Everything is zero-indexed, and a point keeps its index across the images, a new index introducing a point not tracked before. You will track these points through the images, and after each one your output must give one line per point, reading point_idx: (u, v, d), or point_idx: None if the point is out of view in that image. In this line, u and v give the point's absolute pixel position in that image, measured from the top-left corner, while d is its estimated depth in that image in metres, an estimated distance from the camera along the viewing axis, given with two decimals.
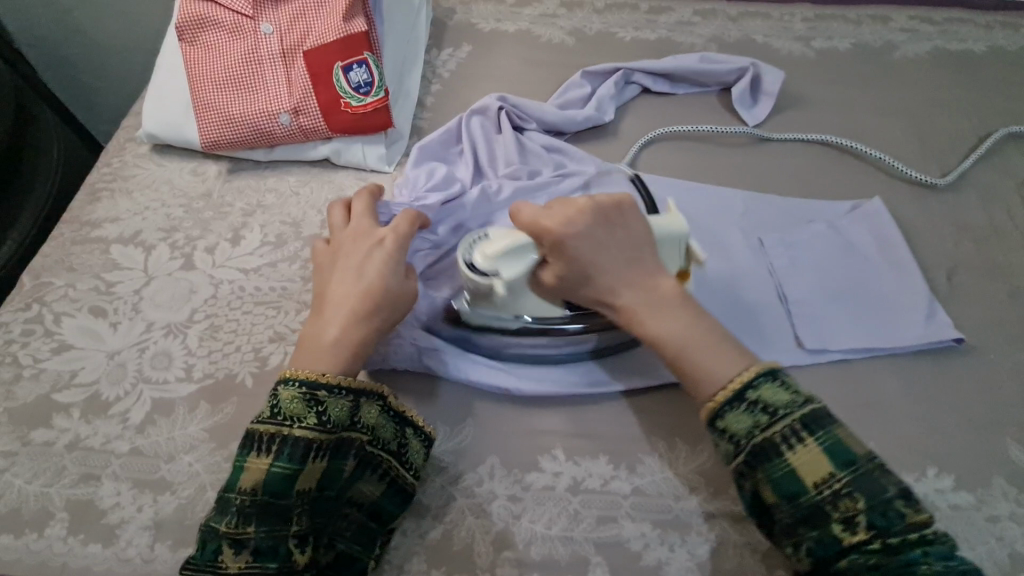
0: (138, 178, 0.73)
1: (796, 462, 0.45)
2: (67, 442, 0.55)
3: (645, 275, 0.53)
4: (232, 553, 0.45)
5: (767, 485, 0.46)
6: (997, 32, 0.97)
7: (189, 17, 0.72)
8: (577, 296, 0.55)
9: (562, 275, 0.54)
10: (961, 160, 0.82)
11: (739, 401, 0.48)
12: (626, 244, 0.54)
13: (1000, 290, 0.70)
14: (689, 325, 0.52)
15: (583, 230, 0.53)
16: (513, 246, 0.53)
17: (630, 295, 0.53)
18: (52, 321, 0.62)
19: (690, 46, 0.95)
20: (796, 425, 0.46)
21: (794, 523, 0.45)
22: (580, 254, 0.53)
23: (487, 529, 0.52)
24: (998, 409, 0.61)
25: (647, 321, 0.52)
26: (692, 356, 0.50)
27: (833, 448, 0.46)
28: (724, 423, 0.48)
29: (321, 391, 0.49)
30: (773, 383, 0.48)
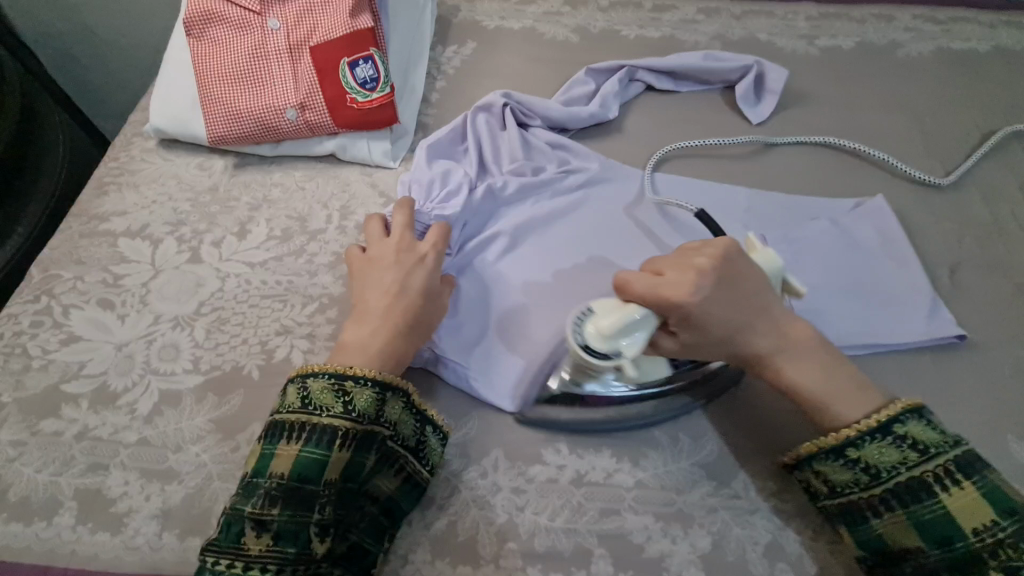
0: (145, 172, 0.74)
1: (954, 506, 0.45)
2: (75, 432, 0.55)
3: (772, 325, 0.52)
4: (255, 535, 0.46)
5: (910, 525, 0.45)
6: (1001, 31, 0.97)
7: (196, 12, 0.73)
8: (708, 355, 0.53)
9: (689, 340, 0.51)
10: (964, 158, 0.82)
11: (887, 435, 0.47)
12: (748, 301, 0.51)
13: (1002, 288, 0.70)
14: (824, 375, 0.51)
15: (713, 294, 0.50)
16: (624, 324, 0.50)
17: (762, 346, 0.51)
18: (60, 313, 0.62)
19: (694, 44, 0.95)
20: (952, 466, 0.45)
21: (941, 568, 0.44)
22: (715, 318, 0.50)
23: (491, 520, 0.53)
24: (1000, 405, 0.61)
25: (786, 372, 0.51)
26: (836, 408, 0.49)
27: (991, 493, 0.45)
28: (861, 453, 0.48)
29: (348, 382, 0.50)
30: (922, 424, 0.47)
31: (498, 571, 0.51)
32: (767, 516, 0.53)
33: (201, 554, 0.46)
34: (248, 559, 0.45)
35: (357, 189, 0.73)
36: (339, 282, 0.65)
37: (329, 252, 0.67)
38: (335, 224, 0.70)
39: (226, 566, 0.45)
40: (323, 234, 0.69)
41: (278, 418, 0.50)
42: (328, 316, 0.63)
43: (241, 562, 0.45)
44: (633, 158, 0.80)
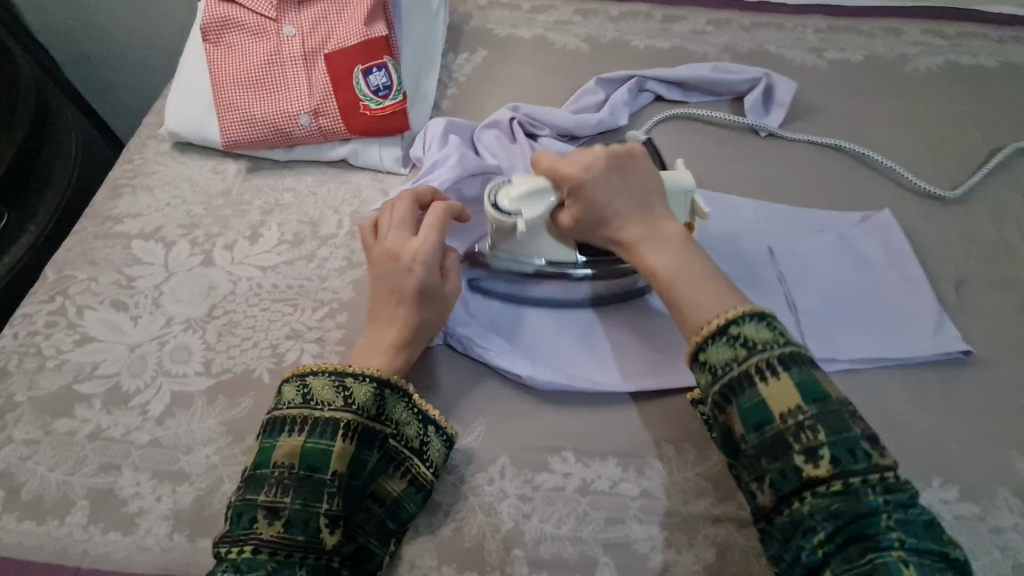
0: (159, 175, 0.75)
1: (768, 394, 0.45)
2: (89, 431, 0.56)
3: (650, 217, 0.55)
4: (267, 521, 0.46)
5: (738, 417, 0.46)
6: (1009, 46, 0.98)
7: (213, 18, 0.74)
8: (590, 237, 0.58)
9: (581, 217, 0.57)
10: (971, 173, 0.83)
11: (721, 335, 0.48)
12: (638, 187, 0.56)
13: (1007, 303, 0.70)
14: (680, 260, 0.53)
15: (600, 174, 0.55)
16: (531, 188, 0.57)
17: (627, 235, 0.55)
18: (74, 313, 0.63)
19: (703, 55, 0.96)
20: (774, 360, 0.46)
21: (757, 453, 0.45)
22: (591, 194, 0.55)
23: (497, 527, 0.53)
24: (1004, 421, 0.62)
25: (646, 256, 0.54)
26: (681, 288, 0.51)
27: (806, 384, 0.45)
28: (705, 356, 0.48)
29: (349, 377, 0.51)
30: (758, 324, 0.48)
31: None
32: None
33: (216, 544, 0.47)
34: (259, 544, 0.46)
35: (368, 195, 0.74)
36: (350, 286, 0.66)
37: (340, 257, 0.68)
38: (345, 229, 0.71)
39: (239, 552, 0.45)
40: (334, 238, 0.70)
41: (280, 413, 0.50)
42: (338, 320, 0.63)
43: (251, 547, 0.45)
44: None
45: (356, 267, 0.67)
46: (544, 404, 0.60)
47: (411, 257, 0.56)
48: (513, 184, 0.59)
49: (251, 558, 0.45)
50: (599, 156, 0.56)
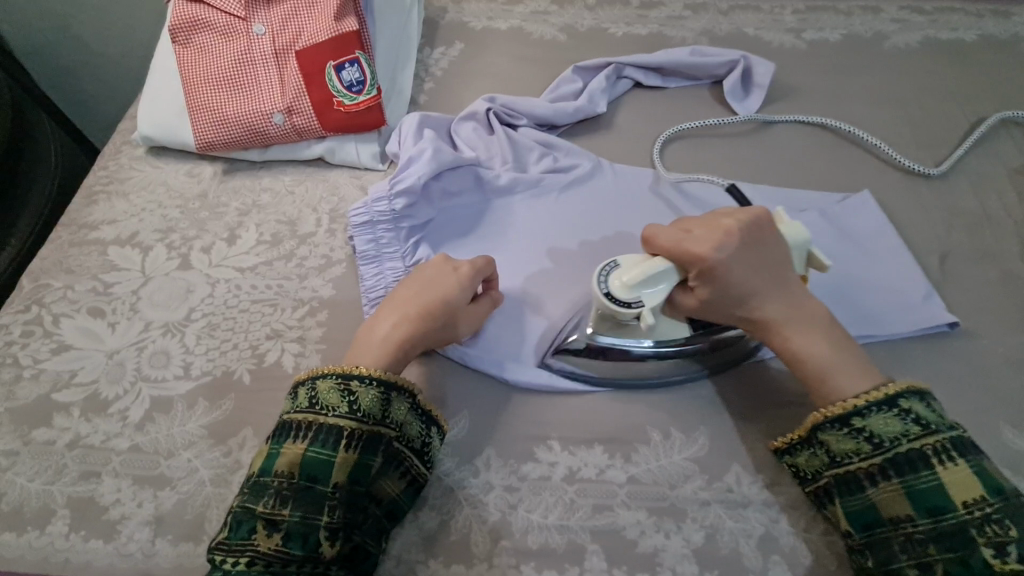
0: (133, 180, 0.74)
1: (946, 478, 0.46)
2: (68, 440, 0.55)
3: (792, 292, 0.54)
4: (265, 534, 0.46)
5: (903, 496, 0.47)
6: (988, 20, 0.97)
7: (181, 19, 0.73)
8: (717, 313, 0.55)
9: (706, 295, 0.54)
10: (953, 147, 0.83)
11: (889, 406, 0.49)
12: (771, 262, 0.53)
13: (992, 276, 0.70)
14: (827, 347, 0.52)
15: (734, 249, 0.53)
16: (649, 275, 0.54)
17: (769, 314, 0.53)
18: (50, 322, 0.62)
19: (681, 40, 0.95)
20: (949, 443, 0.47)
21: (927, 538, 0.45)
22: (729, 277, 0.52)
23: (484, 518, 0.53)
24: (992, 393, 0.61)
25: (790, 338, 0.53)
26: (834, 379, 0.51)
27: (983, 474, 0.46)
28: (866, 422, 0.49)
29: (354, 381, 0.51)
30: (925, 403, 0.49)
31: (491, 569, 0.51)
32: (759, 508, 0.53)
33: (211, 549, 0.47)
34: (255, 556, 0.45)
35: (345, 192, 0.73)
36: (330, 284, 0.65)
37: (319, 255, 0.67)
38: (324, 227, 0.70)
39: (234, 564, 0.45)
40: (312, 237, 0.69)
41: (286, 419, 0.50)
42: (318, 319, 0.63)
43: (249, 557, 0.45)
44: (621, 155, 0.80)
45: (335, 264, 0.67)
46: (526, 391, 0.59)
47: (466, 263, 0.58)
48: (623, 268, 0.55)
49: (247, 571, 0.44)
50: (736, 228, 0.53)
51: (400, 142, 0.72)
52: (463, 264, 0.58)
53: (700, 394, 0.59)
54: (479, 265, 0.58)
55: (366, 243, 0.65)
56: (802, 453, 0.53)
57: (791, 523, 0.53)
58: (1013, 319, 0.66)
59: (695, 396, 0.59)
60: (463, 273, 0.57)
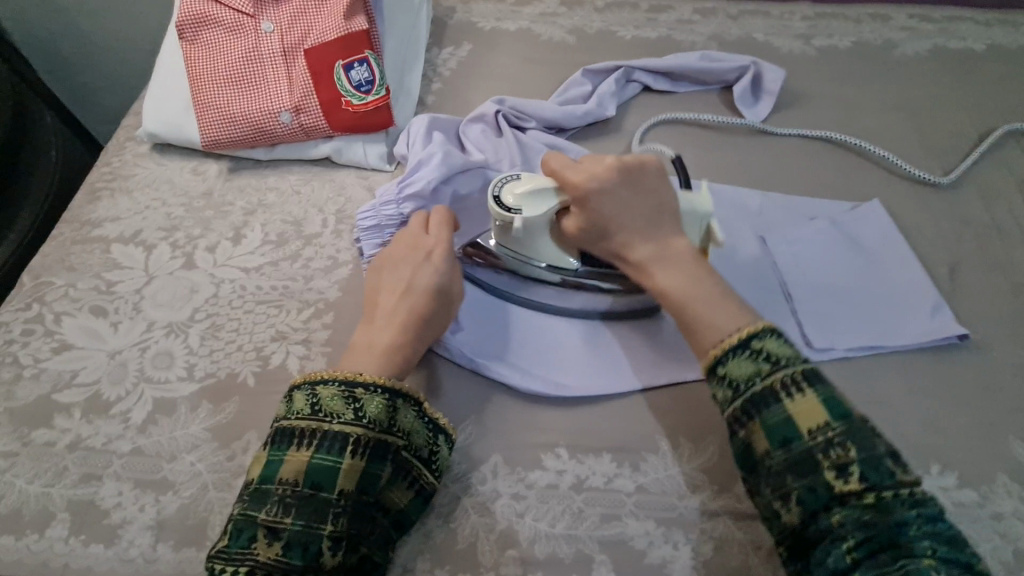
0: (137, 177, 0.73)
1: (793, 409, 0.46)
2: (68, 442, 0.54)
3: (661, 234, 0.57)
4: (265, 542, 0.45)
5: (761, 432, 0.46)
6: (997, 29, 0.97)
7: (189, 15, 0.72)
8: (594, 247, 0.59)
9: (580, 225, 0.58)
10: (962, 157, 0.82)
11: (742, 348, 0.49)
12: (650, 201, 0.58)
13: (1001, 288, 0.70)
14: (693, 283, 0.54)
15: (608, 183, 0.57)
16: (536, 188, 0.58)
17: (636, 253, 0.57)
18: (51, 321, 0.61)
19: (690, 45, 0.95)
20: (797, 375, 0.47)
21: (783, 470, 0.45)
22: (598, 209, 0.57)
23: (491, 527, 0.52)
24: (1002, 406, 0.61)
25: (654, 275, 0.56)
26: (695, 310, 0.53)
27: (829, 400, 0.46)
28: (725, 369, 0.49)
29: (358, 389, 0.50)
30: (778, 340, 0.49)
31: None
32: None
33: (211, 555, 0.46)
34: (255, 564, 0.44)
35: (351, 193, 0.72)
36: (336, 286, 0.65)
37: (325, 257, 0.67)
38: (330, 228, 0.69)
39: (234, 571, 0.44)
40: (318, 238, 0.68)
41: (288, 425, 0.49)
42: (324, 321, 0.62)
43: (248, 565, 0.44)
44: None
45: (341, 266, 0.66)
46: (533, 398, 0.59)
47: (436, 246, 0.58)
48: (520, 183, 0.60)
49: None
50: (611, 167, 0.58)
51: (408, 146, 0.72)
52: (430, 245, 0.59)
53: (710, 404, 0.58)
54: (445, 241, 0.59)
55: (373, 247, 0.65)
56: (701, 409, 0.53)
57: None
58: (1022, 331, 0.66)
59: (704, 405, 0.58)
60: (440, 257, 0.58)
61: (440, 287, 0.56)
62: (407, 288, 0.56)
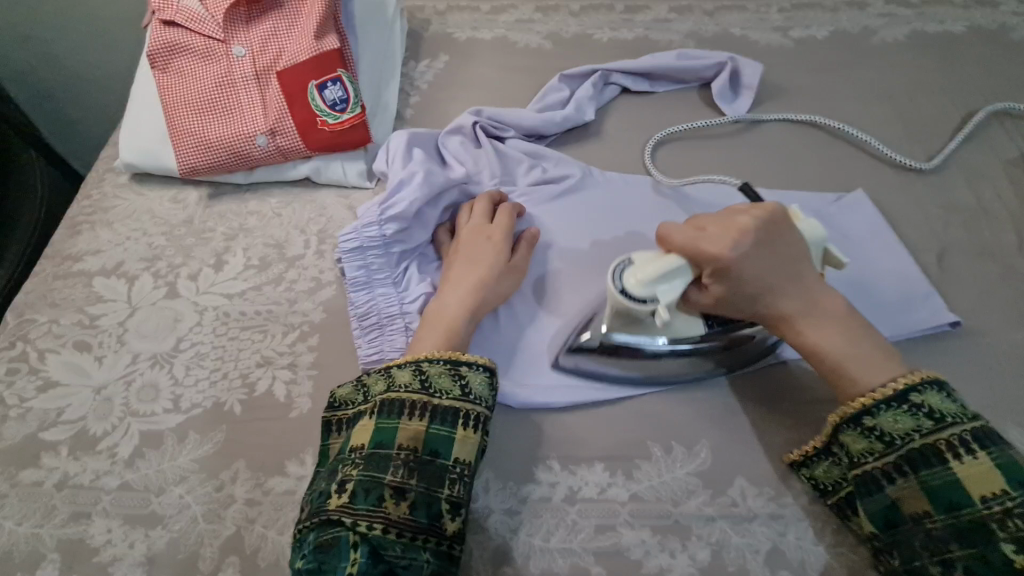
0: (118, 209, 0.73)
1: (964, 473, 0.45)
2: (56, 480, 0.54)
3: (808, 289, 0.53)
4: (393, 502, 0.46)
5: (921, 493, 0.46)
6: (975, 10, 0.97)
7: (159, 44, 0.72)
8: (735, 313, 0.55)
9: (722, 296, 0.53)
10: (946, 141, 0.82)
11: (900, 402, 0.49)
12: (785, 253, 0.53)
13: (991, 271, 0.69)
14: (839, 335, 0.52)
15: (749, 248, 0.52)
16: (669, 269, 0.51)
17: (785, 309, 0.53)
18: (36, 358, 0.61)
19: (667, 43, 0.94)
20: (965, 437, 0.46)
21: (947, 535, 0.45)
22: (746, 275, 0.52)
23: (485, 545, 0.52)
24: (997, 391, 0.60)
25: (807, 331, 0.53)
26: (852, 367, 0.51)
27: (1008, 467, 0.45)
28: (875, 421, 0.49)
29: (424, 363, 0.52)
30: (941, 394, 0.48)
31: None
32: (766, 521, 0.52)
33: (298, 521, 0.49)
34: (328, 513, 0.46)
35: (333, 213, 0.72)
36: (320, 307, 0.64)
37: (309, 278, 0.66)
38: (313, 249, 0.69)
39: (312, 527, 0.46)
40: (301, 259, 0.68)
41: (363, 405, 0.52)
42: (309, 344, 0.62)
43: (323, 517, 0.46)
44: (613, 162, 0.79)
45: (325, 287, 0.66)
46: (523, 411, 0.58)
47: (495, 229, 0.63)
48: (639, 264, 0.53)
49: (318, 527, 0.46)
50: (750, 225, 0.53)
51: (388, 164, 0.71)
52: (495, 230, 0.63)
53: (703, 406, 0.58)
54: (509, 224, 0.64)
55: (356, 269, 0.63)
56: (822, 463, 0.52)
57: (797, 536, 0.51)
58: (1015, 314, 0.66)
59: (697, 408, 0.58)
60: (497, 238, 0.62)
61: (499, 260, 0.61)
62: (472, 258, 0.61)
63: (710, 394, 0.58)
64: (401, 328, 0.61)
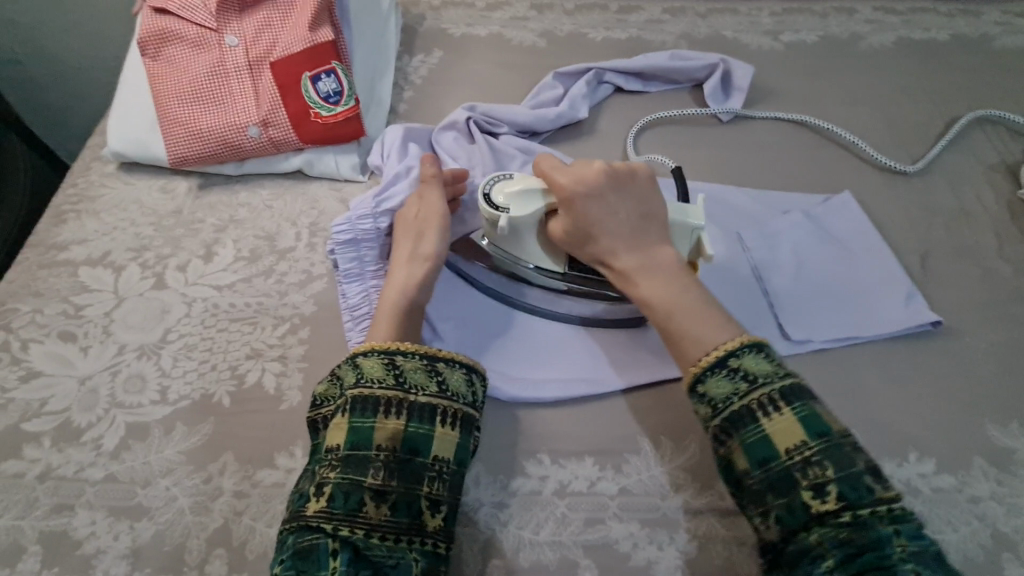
0: (105, 198, 0.72)
1: (770, 429, 0.45)
2: (38, 472, 0.53)
3: (646, 237, 0.55)
4: (374, 505, 0.46)
5: (741, 453, 0.46)
6: (959, 19, 0.99)
7: (151, 31, 0.71)
8: (580, 254, 0.58)
9: (573, 230, 0.56)
10: (930, 146, 0.83)
11: (719, 367, 0.48)
12: (636, 208, 0.56)
13: (972, 273, 0.71)
14: (673, 288, 0.53)
15: (591, 191, 0.55)
16: (525, 187, 0.58)
17: (621, 256, 0.55)
18: (18, 348, 0.60)
19: (660, 44, 0.95)
20: (774, 394, 0.46)
21: (762, 489, 0.45)
22: (588, 214, 0.55)
23: (475, 538, 0.52)
24: (979, 390, 0.62)
25: (637, 280, 0.54)
26: (677, 317, 0.51)
27: (809, 418, 0.45)
28: (705, 387, 0.48)
29: (399, 358, 0.51)
30: (756, 355, 0.48)
31: None
32: None
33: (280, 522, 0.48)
34: (307, 518, 0.46)
35: (324, 206, 0.72)
36: (311, 300, 0.64)
37: (299, 271, 0.66)
38: (304, 241, 0.68)
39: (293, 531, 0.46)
40: (292, 252, 0.67)
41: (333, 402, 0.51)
42: (300, 336, 0.61)
43: (302, 522, 0.46)
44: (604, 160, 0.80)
45: (315, 280, 0.65)
46: (513, 407, 0.58)
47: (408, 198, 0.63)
48: (509, 182, 0.59)
49: (298, 533, 0.45)
50: (598, 171, 0.56)
51: (384, 157, 0.71)
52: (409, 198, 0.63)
53: (692, 402, 0.58)
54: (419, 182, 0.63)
55: (348, 261, 0.64)
56: None
57: None
58: (995, 315, 0.67)
59: (685, 404, 0.58)
60: (410, 203, 0.62)
61: (415, 224, 0.60)
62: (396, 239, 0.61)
63: None
64: None
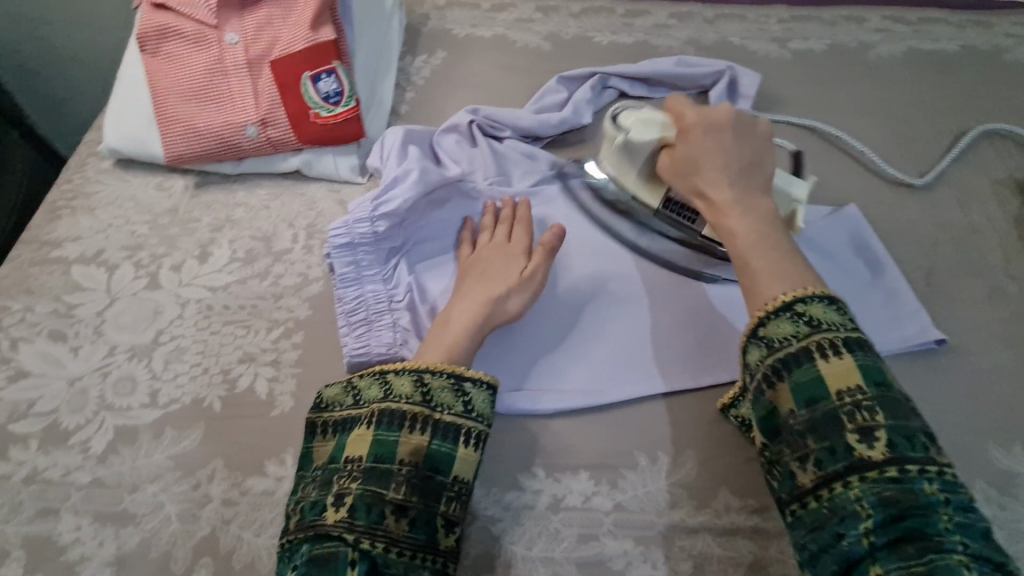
0: (100, 195, 0.71)
1: (825, 371, 0.44)
2: (25, 475, 0.52)
3: (751, 181, 0.55)
4: (394, 519, 0.45)
5: (789, 392, 0.44)
6: (971, 30, 0.98)
7: (150, 27, 0.70)
8: (680, 185, 0.58)
9: (681, 159, 0.58)
10: (938, 159, 0.82)
11: (785, 310, 0.46)
12: (748, 155, 0.56)
13: (978, 291, 0.70)
14: (762, 228, 0.52)
15: (717, 128, 0.57)
16: (649, 122, 0.62)
17: (716, 193, 0.55)
18: (8, 347, 0.59)
19: (667, 49, 0.94)
20: (837, 339, 0.44)
21: (804, 430, 0.43)
22: (699, 147, 0.56)
23: (467, 551, 0.51)
24: (983, 411, 0.61)
25: (728, 216, 0.54)
26: (754, 252, 0.51)
27: (867, 368, 0.44)
28: (763, 330, 0.47)
29: (427, 375, 0.50)
30: (826, 305, 0.46)
31: None
32: (748, 535, 0.52)
33: (289, 531, 0.47)
34: (326, 529, 0.45)
35: (322, 207, 0.71)
36: (306, 304, 0.63)
37: (295, 273, 0.65)
38: (301, 244, 0.67)
39: (305, 541, 0.45)
40: (288, 254, 0.66)
41: (357, 413, 0.50)
42: (294, 341, 0.60)
43: (319, 533, 0.45)
44: None
45: (311, 283, 0.64)
46: (508, 418, 0.57)
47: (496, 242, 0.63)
48: (642, 114, 0.65)
49: (314, 544, 0.44)
50: (725, 113, 0.57)
51: (381, 159, 0.70)
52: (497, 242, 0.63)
53: (690, 417, 0.57)
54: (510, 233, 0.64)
55: (344, 265, 0.63)
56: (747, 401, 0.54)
57: (779, 550, 0.51)
58: (1000, 334, 0.66)
59: (683, 419, 0.57)
60: (501, 250, 0.62)
61: (506, 272, 0.60)
62: (476, 277, 0.60)
63: (697, 404, 0.58)
64: (390, 325, 0.60)
